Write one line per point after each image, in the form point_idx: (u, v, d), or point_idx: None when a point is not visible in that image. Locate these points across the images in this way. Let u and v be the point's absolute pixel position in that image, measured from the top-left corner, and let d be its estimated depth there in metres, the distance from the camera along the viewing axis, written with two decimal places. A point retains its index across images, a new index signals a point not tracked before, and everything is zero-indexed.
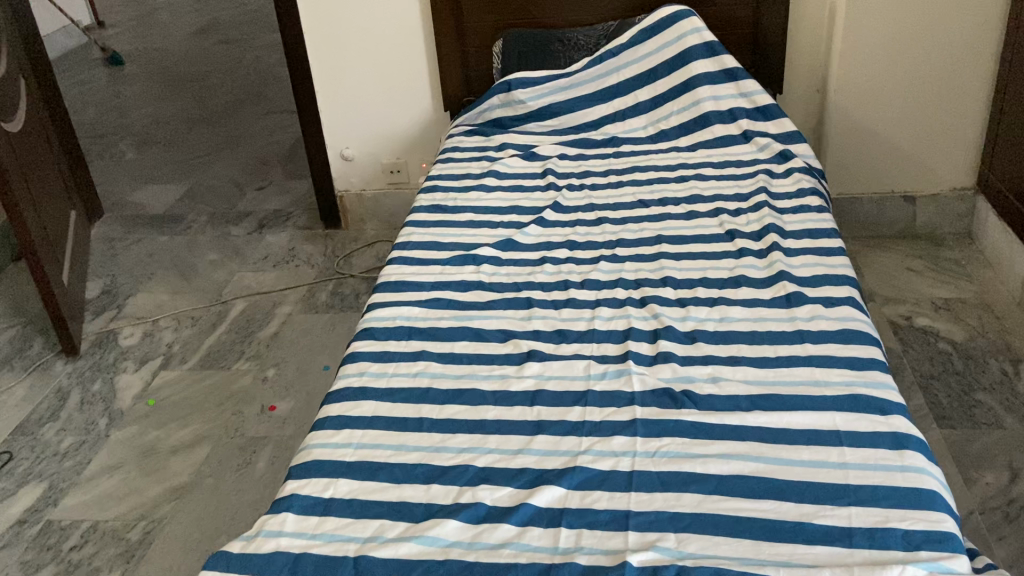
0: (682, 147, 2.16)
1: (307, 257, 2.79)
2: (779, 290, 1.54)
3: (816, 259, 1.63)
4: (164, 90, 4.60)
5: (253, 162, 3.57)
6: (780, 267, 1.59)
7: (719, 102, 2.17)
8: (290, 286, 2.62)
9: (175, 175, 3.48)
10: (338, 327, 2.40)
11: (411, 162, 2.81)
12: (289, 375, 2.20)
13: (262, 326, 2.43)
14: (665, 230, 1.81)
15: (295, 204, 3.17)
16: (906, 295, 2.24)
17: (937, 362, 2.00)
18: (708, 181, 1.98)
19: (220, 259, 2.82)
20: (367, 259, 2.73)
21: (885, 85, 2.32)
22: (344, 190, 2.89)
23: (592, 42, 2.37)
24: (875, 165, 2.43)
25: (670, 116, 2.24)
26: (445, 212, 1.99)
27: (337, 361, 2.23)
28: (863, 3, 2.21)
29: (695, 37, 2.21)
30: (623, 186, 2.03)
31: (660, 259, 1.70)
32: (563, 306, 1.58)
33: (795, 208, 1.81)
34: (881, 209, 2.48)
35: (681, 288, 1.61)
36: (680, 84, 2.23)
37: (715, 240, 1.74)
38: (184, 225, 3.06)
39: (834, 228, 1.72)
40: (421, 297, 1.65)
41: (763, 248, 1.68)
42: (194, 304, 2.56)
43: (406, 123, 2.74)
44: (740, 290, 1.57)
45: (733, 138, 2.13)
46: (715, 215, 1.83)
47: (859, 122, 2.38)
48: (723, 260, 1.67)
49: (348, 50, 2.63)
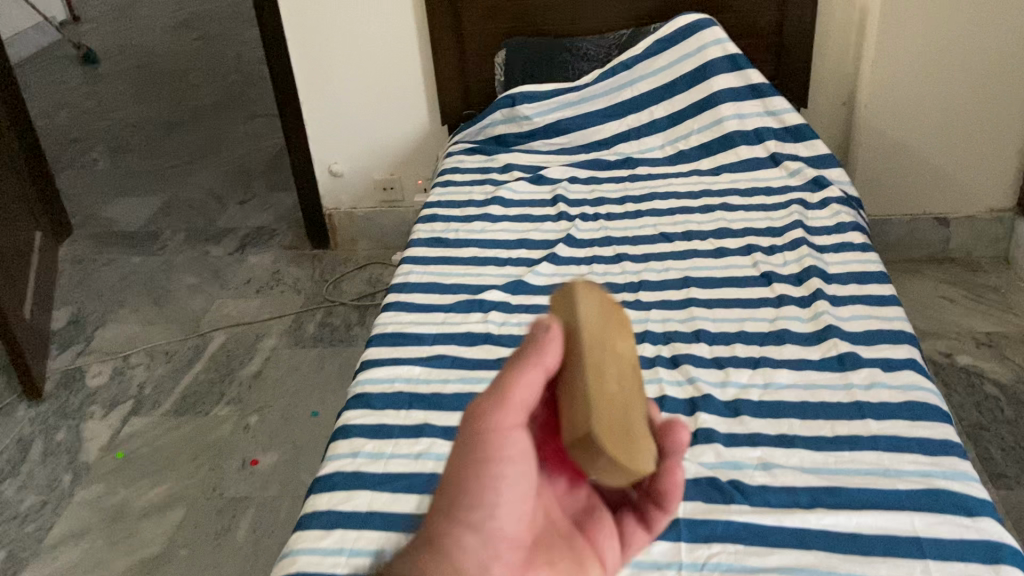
0: (703, 170, 1.97)
1: (292, 282, 2.59)
2: (829, 349, 1.36)
3: (866, 309, 1.44)
4: (140, 91, 4.36)
5: (233, 172, 3.35)
6: (828, 320, 1.41)
7: (744, 122, 1.99)
8: (274, 316, 2.42)
9: (150, 187, 3.26)
10: (326, 364, 2.20)
11: (405, 178, 2.61)
12: (274, 423, 2.01)
13: (243, 363, 2.23)
14: (693, 271, 1.62)
15: (279, 220, 2.96)
16: (944, 329, 2.06)
17: (985, 408, 1.82)
18: (737, 212, 1.79)
19: (198, 283, 2.62)
20: (358, 285, 2.54)
21: (921, 99, 2.13)
22: (332, 208, 2.68)
23: (604, 52, 2.18)
24: (908, 184, 2.25)
25: (689, 135, 2.05)
26: (446, 247, 1.79)
27: (327, 406, 2.04)
28: (900, 11, 2.01)
29: (717, 49, 2.03)
30: (642, 216, 1.83)
31: (690, 308, 1.52)
32: None
33: (836, 245, 1.63)
34: (913, 231, 2.30)
35: (716, 343, 1.42)
36: (700, 100, 2.04)
37: (750, 284, 1.56)
38: (160, 245, 2.85)
39: (883, 271, 1.54)
40: (422, 353, 1.46)
41: (805, 294, 1.50)
42: (169, 337, 2.36)
43: (399, 136, 2.53)
44: (785, 348, 1.38)
45: (760, 161, 1.94)
46: (747, 253, 1.65)
47: (891, 139, 2.19)
48: (761, 309, 1.49)
49: (335, 58, 2.43)
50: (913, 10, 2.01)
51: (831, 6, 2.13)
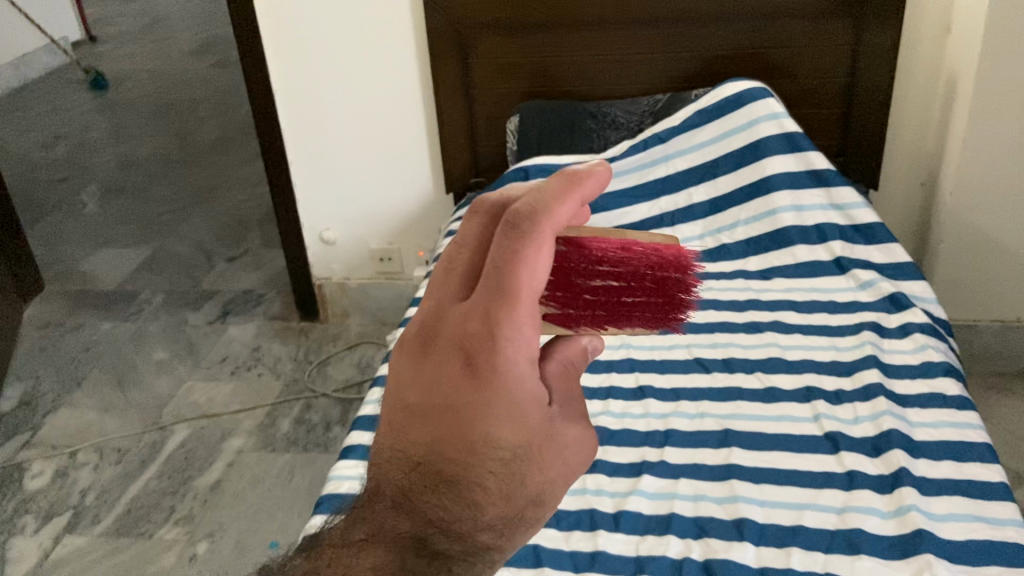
0: (751, 272, 1.66)
1: (272, 362, 2.28)
2: (920, 571, 0.99)
3: (967, 505, 1.08)
4: (147, 122, 4.13)
5: (229, 221, 3.07)
6: (918, 522, 1.05)
7: (802, 215, 1.66)
8: (246, 408, 2.10)
9: (136, 236, 2.99)
10: (296, 477, 1.87)
11: (405, 249, 2.30)
12: (224, 555, 1.67)
13: (202, 469, 1.92)
14: (735, 421, 1.28)
15: (270, 284, 2.67)
16: None
17: None
18: (792, 335, 1.46)
19: (169, 359, 2.32)
20: (345, 371, 2.22)
21: (1017, 191, 1.77)
22: (323, 277, 2.38)
23: (635, 121, 1.87)
24: (997, 286, 1.88)
25: (734, 227, 1.72)
26: None
27: (290, 536, 1.71)
28: (999, 85, 1.66)
29: (772, 124, 1.70)
30: (673, 332, 1.51)
31: (731, 479, 1.17)
32: (587, 570, 1.06)
33: (922, 397, 1.28)
34: (1003, 340, 1.94)
35: (766, 545, 1.07)
36: (749, 185, 1.71)
37: (811, 449, 1.21)
38: (136, 308, 2.57)
39: (987, 443, 1.18)
40: None
41: (885, 472, 1.15)
42: (123, 430, 2.05)
43: (401, 203, 2.22)
44: (860, 562, 1.02)
45: (821, 267, 1.62)
46: (806, 399, 1.31)
47: (981, 231, 1.82)
48: (826, 492, 1.13)
49: (330, 116, 2.13)
50: (1015, 83, 1.66)
51: (912, 77, 1.82)
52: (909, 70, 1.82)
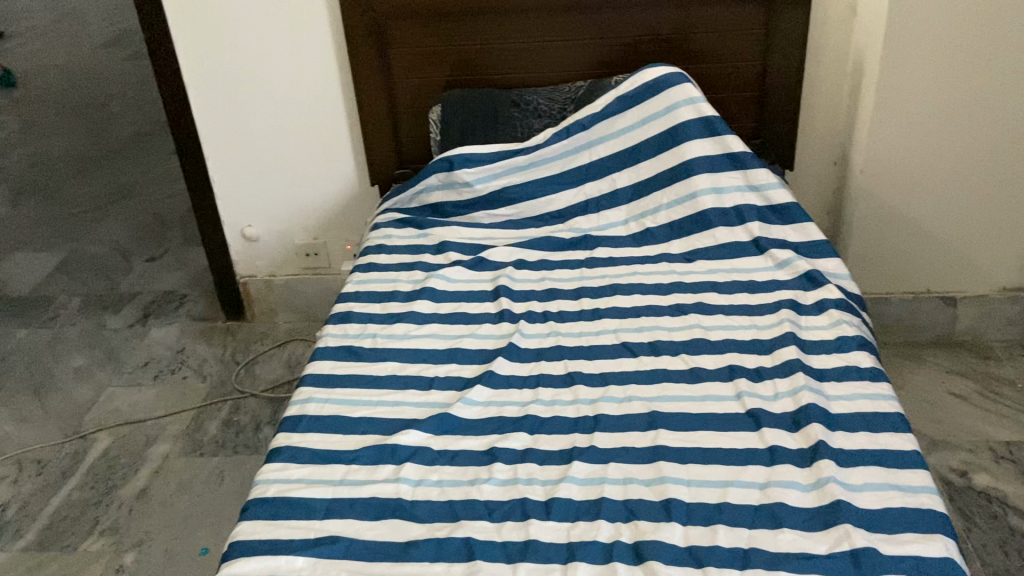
0: (674, 256, 1.68)
1: (198, 365, 2.22)
2: (840, 541, 1.03)
3: (883, 475, 1.12)
4: (57, 120, 3.96)
5: (148, 220, 2.98)
6: (836, 493, 1.09)
7: (721, 198, 1.70)
8: (172, 412, 2.05)
9: (49, 239, 2.87)
10: (226, 481, 1.83)
11: (332, 244, 2.26)
12: (153, 564, 1.63)
13: (127, 477, 1.86)
14: (661, 404, 1.30)
15: (193, 283, 2.60)
16: (956, 437, 1.75)
17: (1012, 550, 1.48)
18: (714, 316, 1.49)
19: (88, 365, 2.24)
20: (274, 369, 2.18)
21: (924, 167, 1.84)
22: (248, 275, 2.33)
23: (558, 107, 1.88)
24: (908, 259, 1.96)
25: (656, 211, 1.76)
26: (360, 359, 1.46)
27: (221, 541, 1.67)
28: (902, 66, 1.73)
29: (690, 109, 1.73)
30: (600, 317, 1.53)
31: (659, 461, 1.19)
32: (519, 560, 1.06)
33: (838, 370, 1.32)
34: (914, 312, 2.02)
35: (693, 524, 1.09)
36: (669, 170, 1.74)
37: (734, 427, 1.24)
38: (51, 313, 2.47)
39: (900, 413, 1.23)
40: (310, 536, 1.11)
41: (804, 446, 1.18)
42: (41, 441, 1.98)
43: (324, 197, 2.19)
44: (783, 536, 1.05)
45: (741, 248, 1.66)
46: (729, 377, 1.34)
47: (891, 207, 1.89)
48: (749, 468, 1.16)
49: (247, 109, 2.08)
50: (916, 64, 1.73)
51: (822, 59, 1.87)
52: (819, 53, 1.87)
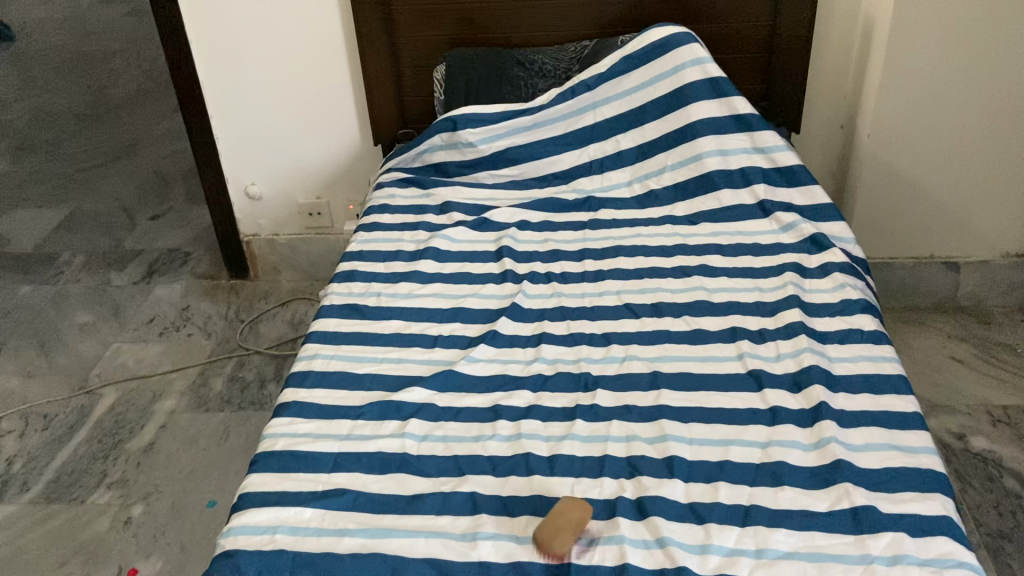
0: (678, 218, 1.68)
1: (202, 322, 2.23)
2: (840, 499, 1.04)
3: (883, 435, 1.14)
4: (58, 75, 3.93)
5: (150, 178, 2.97)
6: (836, 453, 1.10)
7: (727, 160, 1.69)
8: (177, 368, 2.06)
9: (51, 195, 2.87)
10: (231, 436, 1.85)
11: (335, 203, 2.26)
12: (160, 517, 1.66)
13: (134, 431, 1.88)
14: (663, 363, 1.31)
15: (196, 241, 2.60)
16: (955, 401, 1.76)
17: (1006, 511, 1.51)
18: (717, 278, 1.50)
19: (93, 321, 2.25)
20: (278, 328, 2.19)
21: (929, 129, 1.83)
22: (251, 234, 2.33)
23: (563, 67, 1.86)
24: (911, 224, 1.96)
25: (661, 172, 1.75)
26: (364, 317, 1.47)
27: (227, 494, 1.70)
28: (911, 29, 1.71)
29: (696, 70, 1.72)
30: (603, 279, 1.53)
31: (661, 419, 1.20)
32: (522, 515, 1.08)
33: (841, 332, 1.33)
34: (917, 277, 2.02)
35: (694, 481, 1.11)
36: (675, 131, 1.74)
37: (735, 387, 1.25)
38: (55, 269, 2.47)
39: (901, 375, 1.24)
40: (317, 489, 1.13)
41: (806, 406, 1.19)
42: (48, 395, 1.99)
43: (328, 156, 2.18)
44: (784, 494, 1.07)
45: (745, 210, 1.66)
46: (731, 339, 1.35)
47: (897, 172, 1.89)
48: (750, 427, 1.17)
49: (250, 66, 2.06)
50: (924, 27, 1.71)
51: (832, 20, 1.85)
52: (829, 14, 1.85)
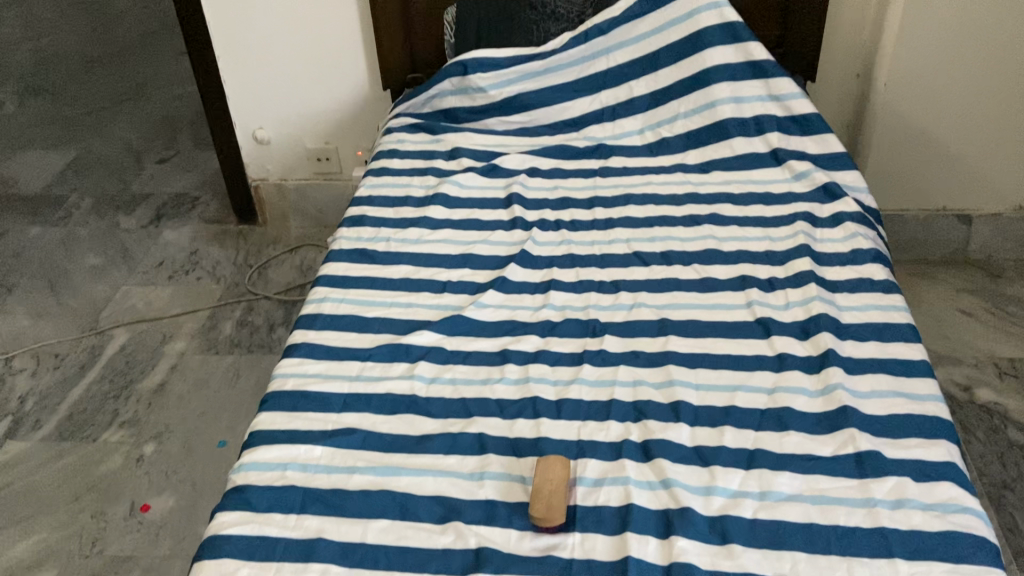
0: (690, 166, 1.67)
1: (211, 266, 2.24)
2: (844, 445, 1.05)
3: (890, 383, 1.14)
4: (63, 16, 3.88)
5: (157, 121, 2.95)
6: (843, 399, 1.11)
7: (741, 107, 1.68)
8: (186, 311, 2.08)
9: (59, 138, 2.85)
10: (241, 378, 1.87)
11: (343, 149, 2.25)
12: (171, 456, 1.69)
13: (144, 372, 1.90)
14: (672, 310, 1.31)
15: (204, 186, 2.60)
16: (962, 353, 1.77)
17: (1009, 462, 1.52)
18: (727, 227, 1.49)
19: (102, 264, 2.25)
20: (287, 273, 2.20)
21: (946, 78, 1.80)
22: (259, 178, 2.33)
23: (576, 11, 1.81)
24: (925, 176, 1.94)
25: (674, 120, 1.74)
26: (373, 261, 1.47)
27: (237, 434, 1.72)
28: None
29: (712, 14, 1.69)
30: (613, 226, 1.53)
31: (668, 365, 1.21)
32: (530, 455, 1.09)
33: (851, 282, 1.33)
34: (928, 229, 2.01)
35: (700, 425, 1.12)
36: (689, 77, 1.72)
37: (743, 334, 1.25)
38: (64, 211, 2.48)
39: (910, 324, 1.24)
40: (327, 428, 1.15)
41: (813, 354, 1.20)
42: (59, 336, 2.01)
43: (336, 100, 2.16)
44: (789, 439, 1.08)
45: (758, 159, 1.64)
46: (740, 287, 1.35)
47: (912, 123, 1.87)
48: (757, 374, 1.18)
49: (257, 7, 2.02)
50: None
51: None
52: None
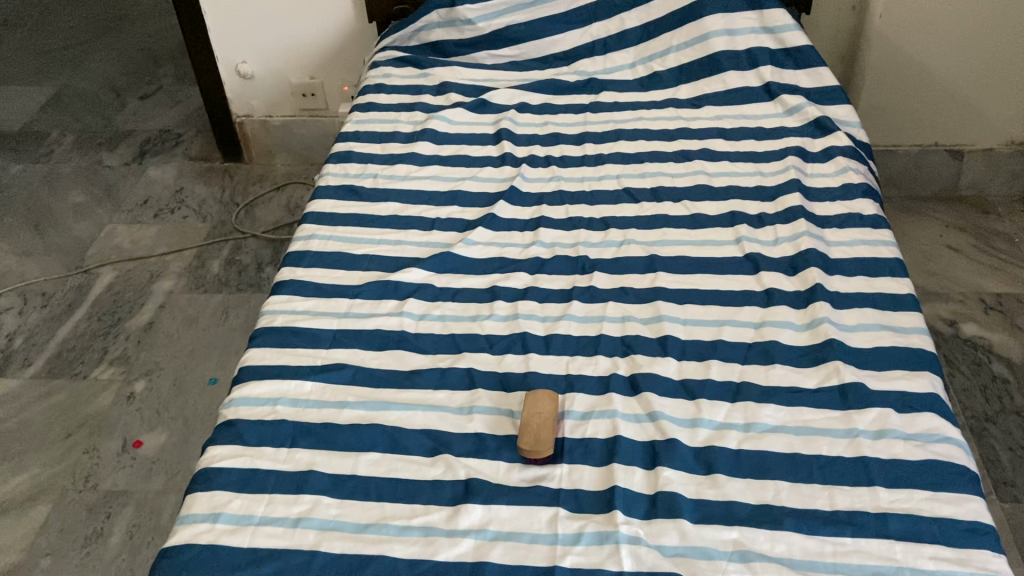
0: (681, 100, 1.64)
1: (197, 205, 2.22)
2: (829, 377, 1.06)
3: (877, 316, 1.15)
4: None
5: (137, 56, 2.88)
6: (829, 332, 1.11)
7: (734, 40, 1.65)
8: (173, 250, 2.06)
9: (37, 73, 2.79)
10: (230, 316, 1.86)
11: (329, 84, 2.20)
12: (162, 393, 1.69)
13: (133, 310, 1.90)
14: (661, 247, 1.31)
15: (188, 122, 2.55)
16: (948, 289, 1.78)
17: (992, 395, 1.54)
18: (718, 163, 1.47)
19: (86, 202, 2.23)
20: (274, 212, 2.18)
21: (943, 9, 1.77)
22: (244, 115, 2.29)
23: None
24: (918, 109, 1.93)
25: (666, 53, 1.71)
26: (360, 198, 1.45)
27: (227, 372, 1.73)
28: None
29: None
30: (603, 162, 1.51)
31: (657, 300, 1.21)
32: (519, 389, 1.10)
33: (841, 217, 1.32)
34: (919, 165, 2.00)
35: (687, 358, 1.12)
36: (682, 9, 1.69)
37: (731, 270, 1.25)
38: (45, 148, 2.43)
39: (898, 259, 1.24)
40: (316, 363, 1.15)
41: (801, 288, 1.20)
42: (45, 274, 2.00)
43: (320, 33, 2.11)
44: (774, 372, 1.09)
45: (750, 93, 1.62)
46: (730, 223, 1.34)
47: (907, 55, 1.84)
48: (745, 309, 1.18)
49: None
50: None
51: None
52: None
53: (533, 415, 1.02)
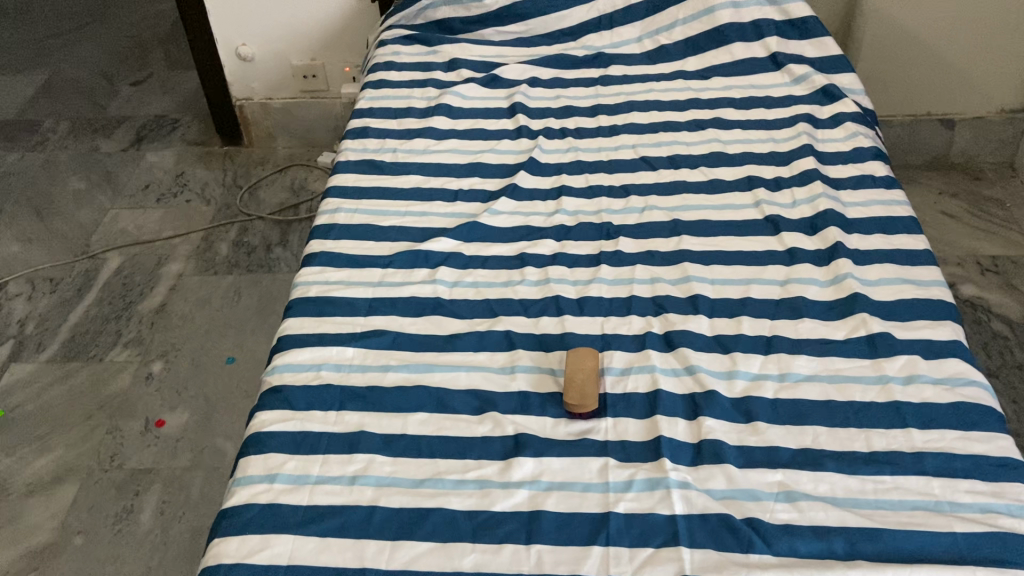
0: (690, 72, 1.68)
1: (199, 188, 2.22)
2: (857, 328, 1.11)
3: (897, 271, 1.20)
4: None
5: (127, 43, 2.85)
6: (854, 287, 1.16)
7: (740, 12, 1.70)
8: (180, 233, 2.06)
9: (25, 62, 2.75)
10: (243, 297, 1.87)
11: (330, 65, 2.21)
12: (181, 373, 1.70)
13: (143, 293, 1.90)
14: (683, 212, 1.35)
15: (183, 108, 2.54)
16: (946, 252, 1.84)
17: (994, 351, 1.61)
18: (731, 131, 1.51)
19: (86, 188, 2.22)
20: (278, 193, 2.18)
21: None
22: (244, 97, 2.29)
23: None
24: (911, 79, 2.00)
25: (673, 27, 1.75)
26: (381, 172, 1.47)
27: (245, 350, 1.74)
28: None
29: None
30: (618, 133, 1.54)
31: (684, 262, 1.25)
32: (559, 349, 1.13)
33: (854, 179, 1.37)
34: (912, 134, 2.07)
35: (718, 315, 1.16)
36: None
37: (754, 232, 1.29)
38: (39, 137, 2.41)
39: (912, 217, 1.29)
40: (356, 330, 1.17)
41: (822, 247, 1.25)
42: (52, 260, 1.99)
43: (321, 14, 2.11)
44: (804, 325, 1.13)
45: (757, 64, 1.66)
46: (748, 188, 1.38)
47: (899, 25, 1.92)
48: (769, 268, 1.23)
49: None
50: None
51: None
52: None
53: (576, 371, 1.05)
